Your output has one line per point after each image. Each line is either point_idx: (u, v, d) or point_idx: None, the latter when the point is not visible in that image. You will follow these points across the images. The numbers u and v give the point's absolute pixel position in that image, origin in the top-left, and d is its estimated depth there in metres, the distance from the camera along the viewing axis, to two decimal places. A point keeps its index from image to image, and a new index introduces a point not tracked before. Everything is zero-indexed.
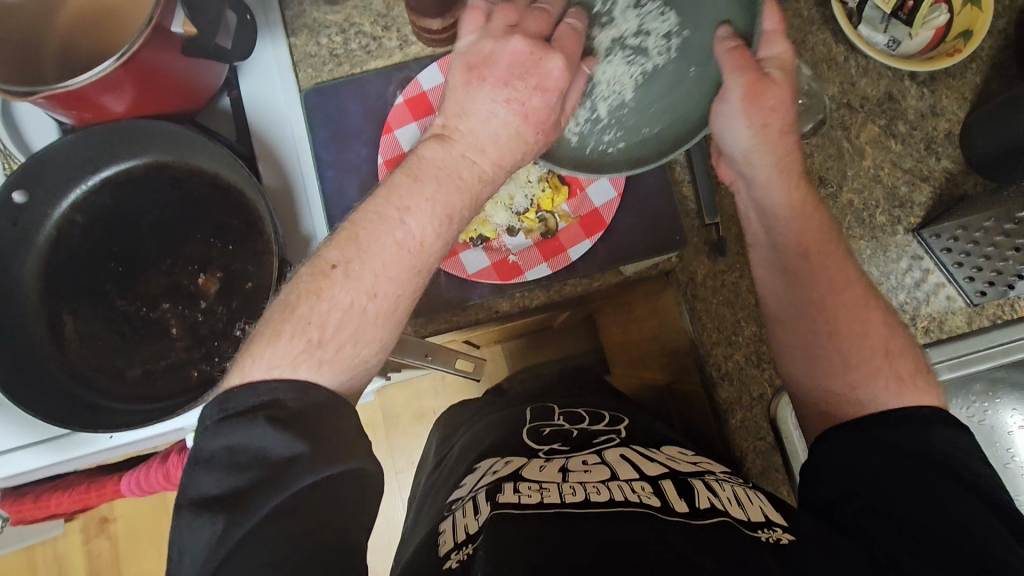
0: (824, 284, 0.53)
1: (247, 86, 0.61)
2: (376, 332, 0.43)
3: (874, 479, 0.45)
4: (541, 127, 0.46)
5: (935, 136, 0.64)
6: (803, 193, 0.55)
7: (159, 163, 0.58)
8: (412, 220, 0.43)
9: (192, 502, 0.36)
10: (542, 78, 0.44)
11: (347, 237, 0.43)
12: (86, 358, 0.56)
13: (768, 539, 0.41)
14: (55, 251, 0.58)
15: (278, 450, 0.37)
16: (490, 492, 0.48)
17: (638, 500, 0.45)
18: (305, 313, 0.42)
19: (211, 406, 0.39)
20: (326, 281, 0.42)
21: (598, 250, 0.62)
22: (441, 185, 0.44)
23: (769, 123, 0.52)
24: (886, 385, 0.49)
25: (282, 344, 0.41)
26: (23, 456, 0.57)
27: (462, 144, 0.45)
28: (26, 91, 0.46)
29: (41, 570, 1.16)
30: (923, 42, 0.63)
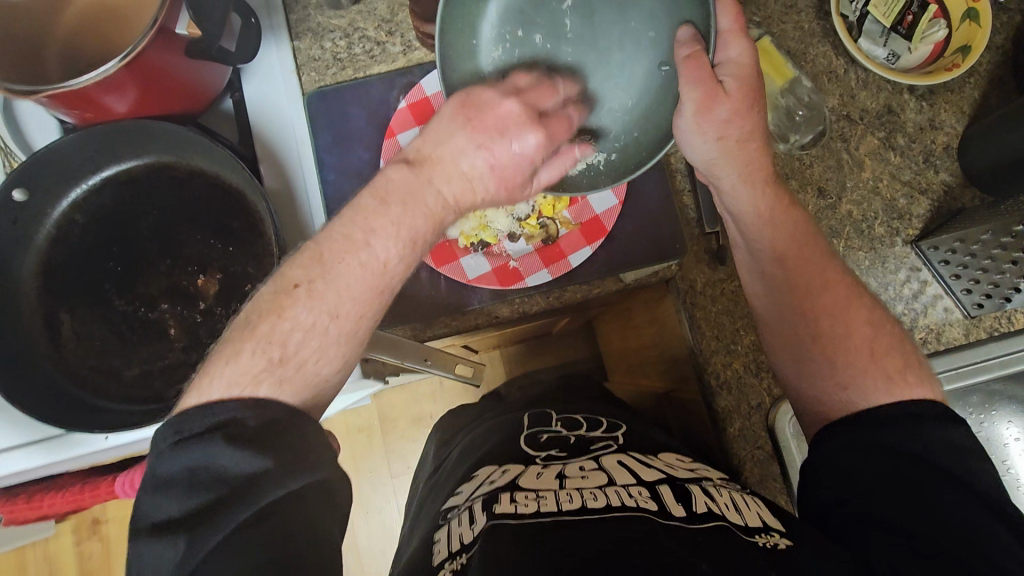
0: (802, 289, 0.53)
1: (250, 89, 0.61)
2: (338, 351, 0.44)
3: (869, 488, 0.44)
4: (505, 184, 0.48)
5: (934, 149, 0.64)
6: (772, 196, 0.54)
7: (161, 164, 0.58)
8: (376, 242, 0.44)
9: (151, 527, 0.37)
10: (519, 144, 0.47)
11: (312, 257, 0.43)
12: (83, 358, 0.56)
13: (766, 543, 0.41)
14: (54, 250, 0.57)
15: (238, 468, 0.37)
16: (487, 502, 0.48)
17: (635, 505, 0.45)
18: (267, 332, 0.42)
19: (165, 428, 0.39)
20: (288, 301, 0.42)
21: (598, 256, 0.62)
22: (407, 211, 0.44)
23: (727, 135, 0.52)
24: (875, 384, 0.49)
25: (242, 362, 0.41)
26: (17, 456, 0.57)
27: (428, 171, 0.46)
28: (28, 90, 0.46)
29: (31, 570, 1.15)
30: (922, 57, 0.64)
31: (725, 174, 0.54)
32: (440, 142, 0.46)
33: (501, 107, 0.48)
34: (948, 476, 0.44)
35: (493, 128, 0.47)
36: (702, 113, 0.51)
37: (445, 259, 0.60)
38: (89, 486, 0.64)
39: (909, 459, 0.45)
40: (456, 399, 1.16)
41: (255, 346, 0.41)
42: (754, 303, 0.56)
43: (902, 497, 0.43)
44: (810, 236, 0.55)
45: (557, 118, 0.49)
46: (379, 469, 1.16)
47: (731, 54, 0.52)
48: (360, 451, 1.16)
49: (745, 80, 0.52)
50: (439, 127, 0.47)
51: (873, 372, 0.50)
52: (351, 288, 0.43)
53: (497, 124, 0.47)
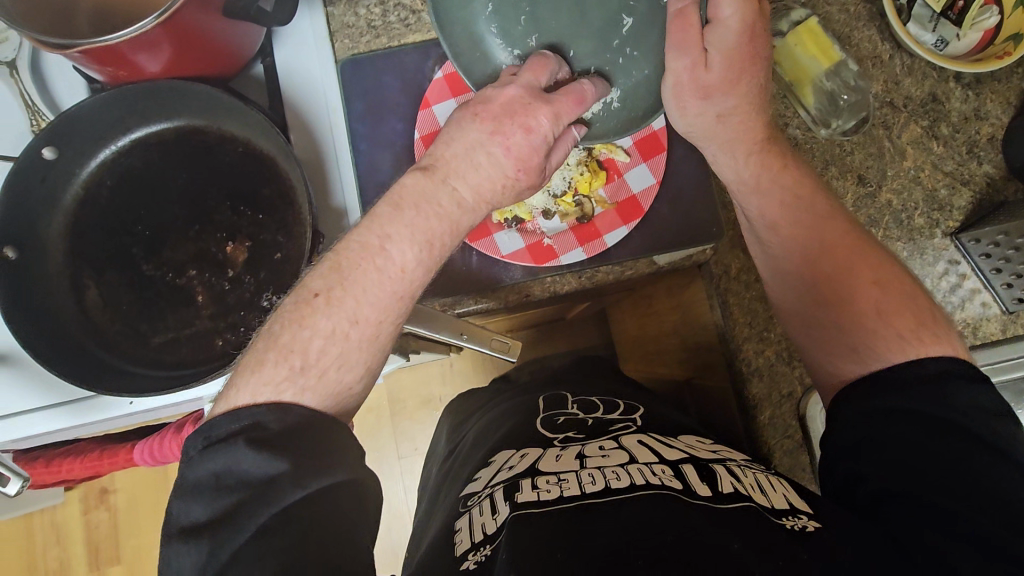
0: (803, 256, 0.53)
1: (282, 55, 0.60)
2: (359, 355, 0.44)
3: (899, 460, 0.43)
4: (522, 166, 0.47)
5: (978, 140, 0.63)
6: (757, 163, 0.55)
7: (190, 129, 0.57)
8: (392, 247, 0.44)
9: (182, 531, 0.38)
10: (528, 121, 0.47)
11: (330, 267, 0.44)
12: (109, 321, 0.56)
13: (793, 527, 0.40)
14: (83, 212, 0.57)
15: (258, 471, 0.38)
16: (508, 491, 0.47)
17: (660, 482, 0.44)
18: (287, 341, 0.43)
19: (194, 438, 0.40)
20: (309, 310, 0.43)
21: (634, 238, 0.60)
22: (422, 213, 0.45)
23: (709, 111, 0.53)
24: (887, 345, 0.48)
25: (265, 372, 0.42)
26: (42, 418, 0.56)
27: (443, 172, 0.46)
28: (61, 44, 0.44)
29: (38, 537, 1.16)
30: (970, 44, 0.62)
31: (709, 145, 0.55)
32: (452, 139, 0.47)
33: (506, 95, 0.48)
34: (981, 444, 0.43)
35: (501, 113, 0.47)
36: (687, 88, 0.52)
37: (479, 235, 0.59)
38: (107, 453, 0.64)
39: (936, 423, 0.44)
40: (465, 382, 1.16)
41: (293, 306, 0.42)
42: (760, 270, 0.57)
43: (933, 469, 0.42)
44: (808, 198, 0.55)
45: (563, 93, 0.49)
46: (386, 449, 1.16)
47: (727, 14, 0.48)
48: (369, 430, 1.16)
49: (739, 50, 0.50)
50: (452, 127, 0.48)
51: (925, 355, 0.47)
52: (374, 294, 0.44)
53: (503, 109, 0.47)
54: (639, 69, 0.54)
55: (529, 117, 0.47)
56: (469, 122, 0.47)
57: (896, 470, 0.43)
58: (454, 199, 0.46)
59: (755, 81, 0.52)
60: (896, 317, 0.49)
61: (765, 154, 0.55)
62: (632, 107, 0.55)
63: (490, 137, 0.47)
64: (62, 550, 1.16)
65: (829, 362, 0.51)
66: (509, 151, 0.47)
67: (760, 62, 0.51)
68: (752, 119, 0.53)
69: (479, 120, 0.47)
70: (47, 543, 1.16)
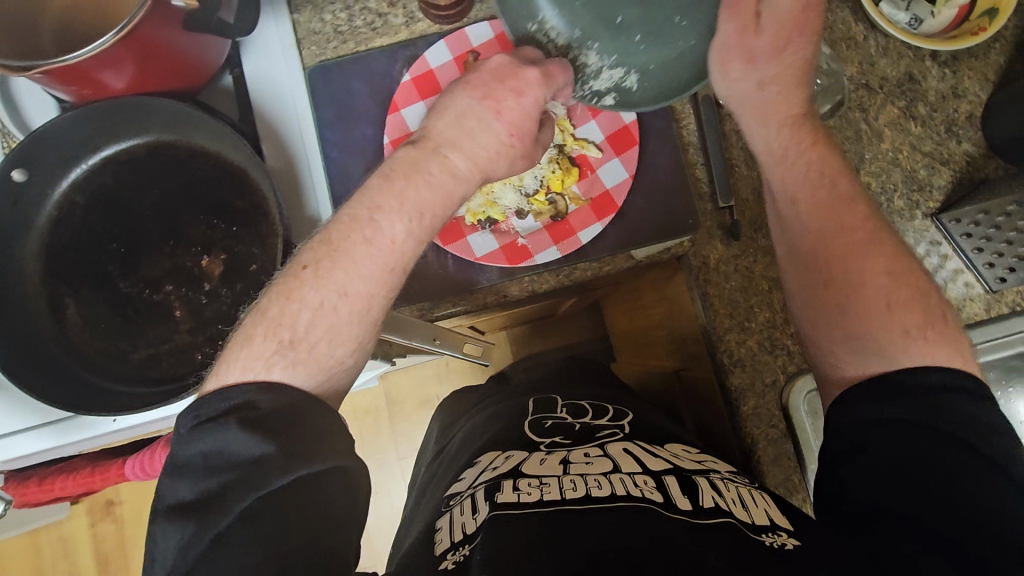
0: (816, 236, 0.52)
1: (251, 65, 0.60)
2: (349, 330, 0.46)
3: (888, 469, 0.43)
4: (515, 131, 0.49)
5: (956, 118, 0.62)
6: (788, 135, 0.54)
7: (160, 143, 0.57)
8: (382, 218, 0.46)
9: (169, 509, 0.39)
10: (517, 83, 0.48)
11: (320, 241, 0.46)
12: (88, 340, 0.56)
13: (772, 543, 0.41)
14: (57, 232, 0.57)
15: (249, 451, 0.39)
16: (489, 490, 0.47)
17: (641, 495, 0.44)
18: (276, 315, 0.45)
19: (185, 415, 0.41)
20: (297, 282, 0.45)
21: (609, 234, 0.60)
22: (413, 182, 0.47)
23: (761, 79, 0.53)
24: (863, 341, 0.49)
25: (255, 346, 0.44)
26: (26, 439, 0.56)
27: (434, 141, 0.48)
28: (24, 66, 0.44)
29: (46, 551, 1.17)
30: (945, 21, 0.61)
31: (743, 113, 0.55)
32: (447, 108, 0.49)
33: (494, 63, 0.49)
34: (968, 448, 0.43)
35: (490, 78, 0.49)
36: (733, 47, 0.52)
37: (452, 237, 0.58)
38: (99, 469, 0.64)
39: (920, 429, 0.44)
40: (461, 381, 1.16)
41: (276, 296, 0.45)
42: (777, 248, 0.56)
43: (915, 472, 0.42)
44: (833, 177, 0.53)
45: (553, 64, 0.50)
46: (385, 451, 1.16)
47: None
48: (368, 433, 1.16)
49: (789, 21, 0.51)
50: (445, 99, 0.50)
51: (924, 352, 0.47)
52: (365, 264, 0.46)
53: (491, 75, 0.49)
54: (685, 39, 0.52)
55: (519, 80, 0.48)
56: (462, 91, 0.49)
57: (882, 483, 0.43)
58: (444, 168, 0.48)
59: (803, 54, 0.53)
60: (906, 315, 0.48)
61: (796, 129, 0.54)
62: (673, 78, 0.53)
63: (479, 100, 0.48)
64: (71, 563, 1.17)
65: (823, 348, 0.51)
66: (502, 117, 0.48)
67: (805, 32, 0.52)
68: (789, 92, 0.53)
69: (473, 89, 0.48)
70: (56, 558, 1.17)
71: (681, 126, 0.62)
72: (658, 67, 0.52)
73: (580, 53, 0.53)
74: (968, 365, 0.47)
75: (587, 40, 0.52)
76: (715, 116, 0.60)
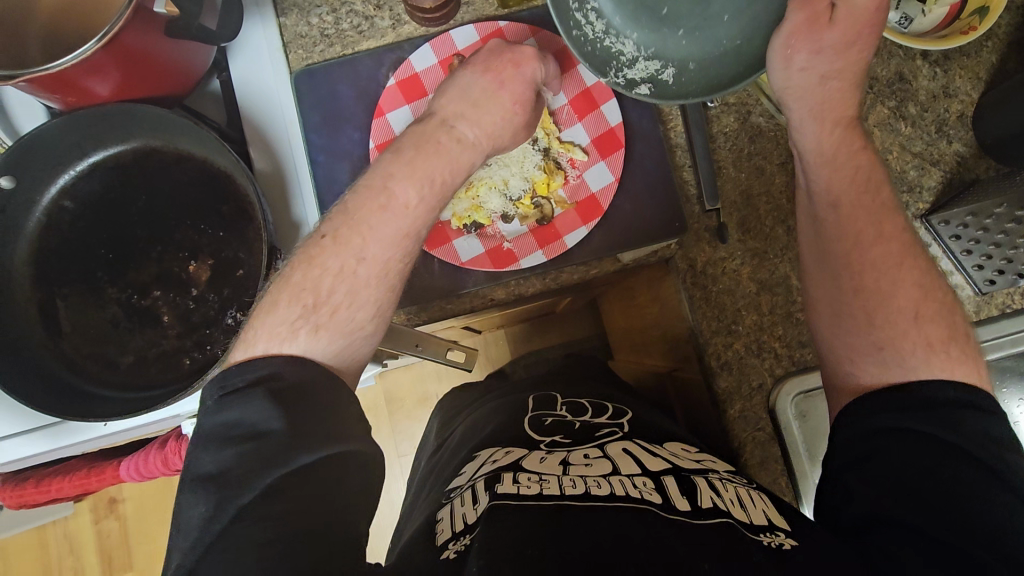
0: (850, 238, 0.51)
1: (236, 69, 0.60)
2: (369, 294, 0.48)
3: (897, 477, 0.43)
4: (517, 100, 0.55)
5: (947, 118, 0.62)
6: (842, 136, 0.52)
7: (146, 149, 0.57)
8: (395, 185, 0.49)
9: (193, 479, 0.39)
10: (513, 57, 0.55)
11: (338, 211, 0.49)
12: (78, 346, 0.56)
13: (770, 543, 0.40)
14: (45, 239, 0.57)
15: (264, 423, 0.40)
16: (489, 482, 0.48)
17: (639, 496, 0.44)
18: (300, 280, 0.47)
19: (212, 387, 0.42)
20: (318, 249, 0.48)
21: (595, 236, 0.60)
22: (423, 153, 0.51)
23: (827, 78, 0.51)
24: (852, 342, 0.50)
25: (281, 311, 0.46)
26: (15, 445, 0.57)
27: (443, 116, 0.53)
28: (7, 75, 0.44)
29: (52, 548, 1.19)
30: (936, 19, 0.60)
31: (795, 106, 0.52)
32: (451, 86, 0.55)
33: (489, 47, 0.56)
34: (972, 461, 0.43)
35: (487, 58, 0.55)
36: (805, 36, 0.50)
37: (438, 241, 0.59)
38: (94, 470, 0.66)
39: (934, 442, 0.44)
40: (461, 378, 1.16)
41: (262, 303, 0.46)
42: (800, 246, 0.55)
43: (926, 484, 0.42)
44: (876, 187, 0.52)
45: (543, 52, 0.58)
46: (386, 449, 1.17)
47: None
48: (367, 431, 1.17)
49: (862, 18, 0.49)
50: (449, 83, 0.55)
51: (942, 367, 0.47)
52: (380, 228, 0.48)
53: (488, 56, 0.55)
54: (731, 37, 0.53)
55: (513, 55, 0.55)
56: (464, 72, 0.55)
57: (888, 487, 0.43)
58: (452, 137, 0.53)
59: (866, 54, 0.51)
60: (929, 326, 0.49)
61: (851, 131, 0.53)
62: (714, 72, 0.54)
63: (482, 75, 0.54)
64: (76, 560, 1.19)
65: (839, 348, 0.51)
66: (503, 87, 0.54)
67: (875, 28, 0.50)
68: (848, 91, 0.52)
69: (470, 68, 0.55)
70: (61, 554, 1.19)
71: (669, 128, 0.62)
72: (697, 64, 0.55)
73: (618, 41, 0.56)
74: (957, 367, 0.48)
75: (626, 29, 0.55)
76: (702, 118, 0.60)
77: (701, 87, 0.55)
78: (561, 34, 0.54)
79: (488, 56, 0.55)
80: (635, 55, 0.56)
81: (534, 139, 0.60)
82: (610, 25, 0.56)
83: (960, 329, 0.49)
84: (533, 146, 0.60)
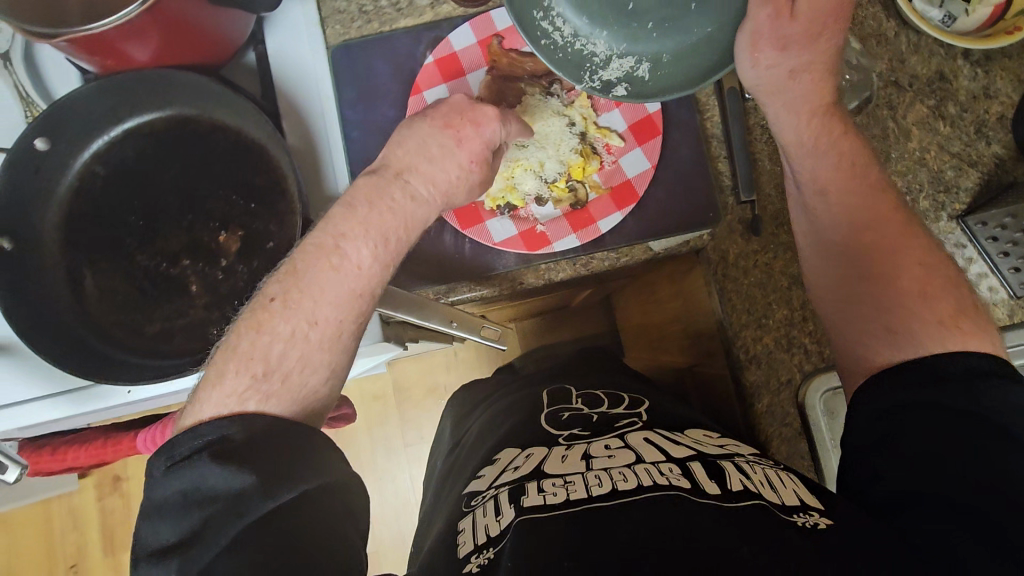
0: (853, 227, 0.51)
1: (273, 42, 0.60)
2: (322, 358, 0.46)
3: (924, 451, 0.43)
4: (474, 159, 0.52)
5: (987, 119, 0.61)
6: (821, 124, 0.52)
7: (181, 117, 0.57)
8: (347, 245, 0.46)
9: (150, 554, 0.38)
10: (477, 117, 0.52)
11: (286, 271, 0.46)
12: (106, 311, 0.56)
13: (805, 524, 0.40)
14: (76, 203, 0.57)
15: (226, 485, 0.38)
16: (513, 494, 0.46)
17: (667, 482, 0.44)
18: (247, 349, 0.44)
19: (156, 458, 0.40)
20: (266, 315, 0.45)
21: (628, 223, 0.60)
22: (376, 209, 0.47)
23: (796, 73, 0.50)
24: (874, 339, 0.49)
25: (227, 383, 0.43)
26: (39, 408, 0.57)
27: (396, 169, 0.49)
28: (49, 34, 0.44)
29: (55, 524, 1.19)
30: (979, 20, 0.60)
31: (771, 102, 0.52)
32: (407, 135, 0.51)
33: (450, 100, 0.53)
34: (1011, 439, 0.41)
35: (448, 114, 0.52)
36: (765, 34, 0.49)
37: (470, 221, 0.59)
38: (111, 441, 0.64)
39: (963, 417, 0.43)
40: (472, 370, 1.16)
41: (298, 272, 0.46)
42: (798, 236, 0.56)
43: (961, 462, 0.41)
44: (863, 166, 0.52)
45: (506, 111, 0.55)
46: (393, 438, 1.16)
47: None
48: (376, 418, 1.17)
49: (827, 9, 0.47)
50: (401, 129, 0.51)
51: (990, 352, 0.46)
52: (331, 291, 0.46)
53: (449, 111, 0.52)
54: (702, 27, 0.52)
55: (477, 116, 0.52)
56: (422, 121, 0.52)
57: (921, 465, 0.42)
58: (406, 193, 0.49)
59: (833, 46, 0.50)
60: (938, 303, 0.47)
61: (828, 117, 0.52)
62: (692, 64, 0.52)
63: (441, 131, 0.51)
64: (79, 537, 1.18)
65: (848, 339, 0.51)
66: (462, 145, 0.51)
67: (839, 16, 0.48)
68: (822, 81, 0.51)
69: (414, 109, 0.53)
70: (63, 530, 1.18)
71: (706, 118, 0.62)
72: (672, 57, 0.53)
73: (588, 43, 0.54)
74: (971, 340, 0.46)
75: (595, 29, 0.54)
76: (740, 109, 0.60)
77: (683, 80, 0.52)
78: (531, 46, 0.52)
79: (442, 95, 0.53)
80: (606, 55, 0.54)
81: (571, 122, 0.60)
82: (578, 29, 0.54)
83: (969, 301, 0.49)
84: (569, 128, 0.60)
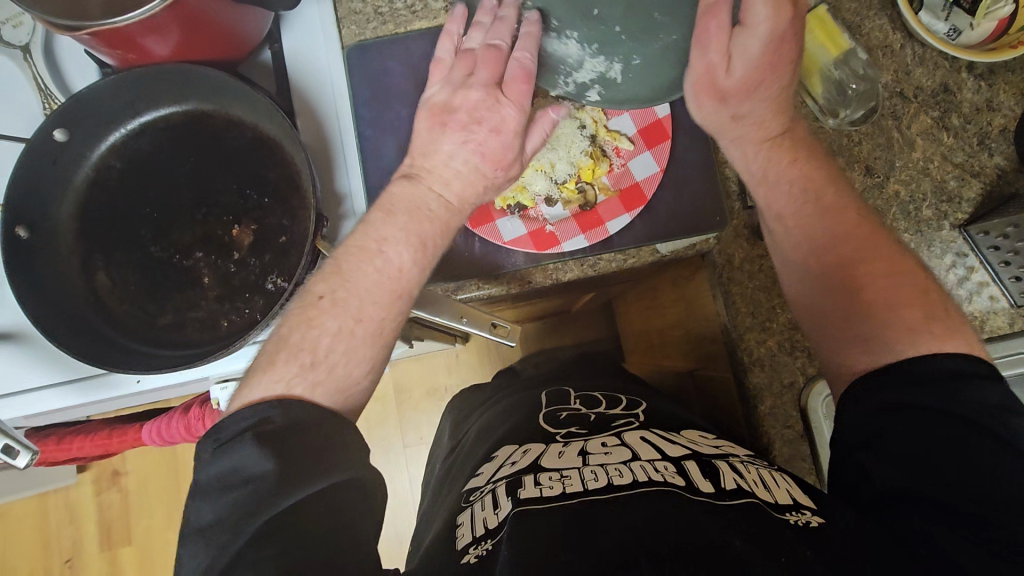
0: (824, 247, 0.52)
1: (290, 40, 0.61)
2: (366, 352, 0.46)
3: (914, 453, 0.43)
4: (498, 165, 0.51)
5: (989, 131, 0.62)
6: (767, 159, 0.54)
7: (199, 112, 0.58)
8: (390, 248, 0.47)
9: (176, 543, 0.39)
10: (497, 123, 0.50)
11: (332, 271, 0.47)
12: (118, 302, 0.56)
13: (797, 521, 0.41)
14: (91, 194, 0.58)
15: (238, 476, 0.39)
16: (511, 487, 0.47)
17: (661, 479, 0.44)
18: (297, 341, 0.44)
19: (205, 441, 0.41)
20: (316, 311, 0.45)
21: (637, 225, 0.61)
22: (412, 215, 0.49)
23: (739, 115, 0.53)
24: (836, 349, 0.50)
25: (277, 370, 0.44)
26: (50, 395, 0.58)
27: (428, 180, 0.50)
28: (72, 27, 0.45)
29: (52, 518, 1.19)
30: (983, 34, 0.61)
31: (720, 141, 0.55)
32: (433, 154, 0.51)
33: (468, 97, 0.51)
34: (996, 440, 0.41)
35: (467, 118, 0.51)
36: (705, 81, 0.51)
37: (481, 221, 0.60)
38: (116, 432, 0.65)
39: (949, 418, 0.43)
40: (473, 372, 1.17)
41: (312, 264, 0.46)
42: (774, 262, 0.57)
43: (946, 462, 0.41)
44: (823, 185, 0.53)
45: (514, 78, 0.51)
46: (392, 439, 1.16)
47: None
48: (376, 419, 1.17)
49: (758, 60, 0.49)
50: (424, 141, 0.52)
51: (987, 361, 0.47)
52: (375, 290, 0.46)
53: (470, 112, 0.51)
54: (669, 33, 0.52)
55: (498, 118, 0.51)
56: (443, 134, 0.51)
57: (909, 466, 0.43)
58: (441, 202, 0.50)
59: (776, 88, 0.51)
60: (909, 310, 0.47)
61: (774, 151, 0.53)
62: (660, 72, 0.53)
63: (461, 143, 0.50)
64: (76, 531, 1.18)
65: (830, 342, 0.51)
66: (485, 155, 0.51)
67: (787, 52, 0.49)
68: (768, 116, 0.52)
69: (426, 110, 0.52)
70: (60, 524, 1.18)
71: None
72: (643, 61, 0.53)
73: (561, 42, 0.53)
74: (946, 343, 0.46)
75: (566, 29, 0.53)
76: None
77: (653, 85, 0.54)
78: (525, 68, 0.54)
79: (451, 93, 0.52)
80: (580, 56, 0.53)
81: (581, 123, 0.61)
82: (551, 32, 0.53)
83: (939, 305, 0.48)
84: (580, 130, 0.61)
